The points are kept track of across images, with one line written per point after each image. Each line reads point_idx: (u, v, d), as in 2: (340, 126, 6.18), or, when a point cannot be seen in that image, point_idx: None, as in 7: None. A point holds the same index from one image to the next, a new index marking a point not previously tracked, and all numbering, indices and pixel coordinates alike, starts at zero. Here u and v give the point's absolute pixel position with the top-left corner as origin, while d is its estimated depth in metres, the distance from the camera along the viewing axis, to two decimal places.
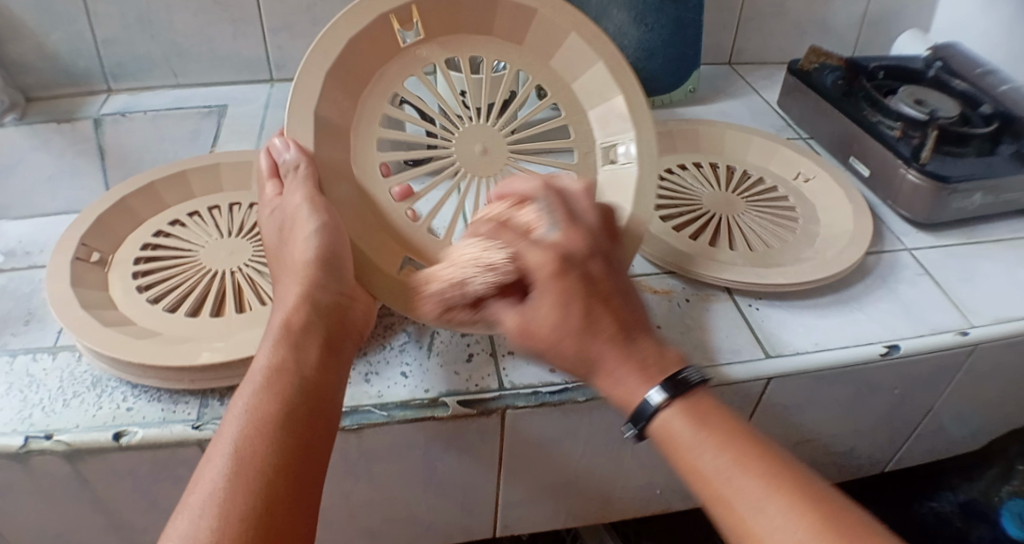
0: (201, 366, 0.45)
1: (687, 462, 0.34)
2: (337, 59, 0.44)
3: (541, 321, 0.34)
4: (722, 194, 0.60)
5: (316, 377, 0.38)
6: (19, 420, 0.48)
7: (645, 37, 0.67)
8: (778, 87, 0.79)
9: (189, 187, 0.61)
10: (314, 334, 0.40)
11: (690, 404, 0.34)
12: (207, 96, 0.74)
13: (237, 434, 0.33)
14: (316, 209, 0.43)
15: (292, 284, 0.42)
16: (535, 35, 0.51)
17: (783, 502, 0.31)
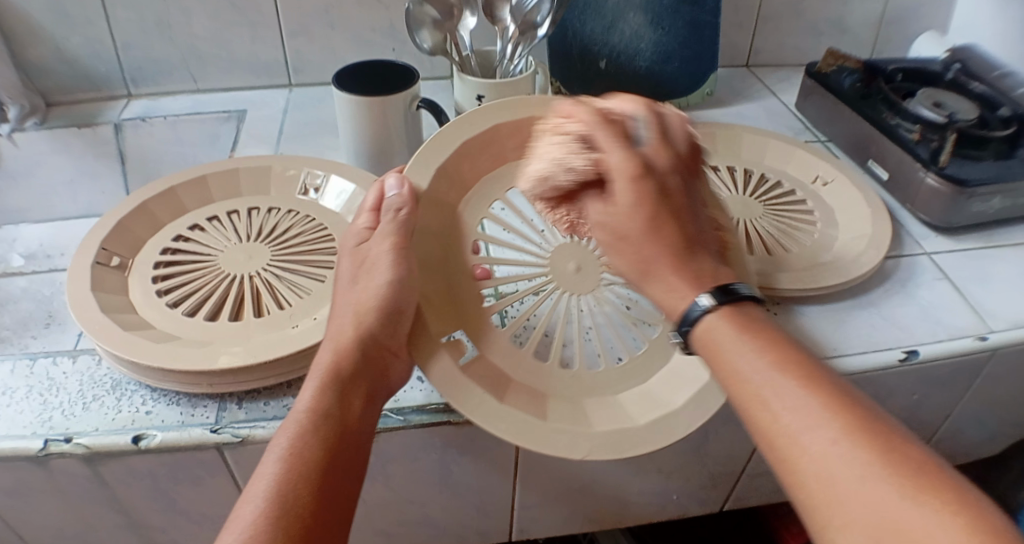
0: (220, 370, 0.46)
1: (722, 367, 0.35)
2: (471, 136, 0.47)
3: (623, 208, 0.37)
4: (740, 198, 0.60)
5: (356, 426, 0.38)
6: (40, 423, 0.48)
7: (662, 40, 0.66)
8: (795, 89, 0.78)
9: (207, 191, 0.61)
10: (360, 384, 0.40)
11: (736, 308, 0.36)
12: (225, 101, 0.75)
13: (275, 478, 0.34)
14: (394, 264, 0.43)
15: (350, 323, 0.42)
16: None
17: (818, 405, 0.31)
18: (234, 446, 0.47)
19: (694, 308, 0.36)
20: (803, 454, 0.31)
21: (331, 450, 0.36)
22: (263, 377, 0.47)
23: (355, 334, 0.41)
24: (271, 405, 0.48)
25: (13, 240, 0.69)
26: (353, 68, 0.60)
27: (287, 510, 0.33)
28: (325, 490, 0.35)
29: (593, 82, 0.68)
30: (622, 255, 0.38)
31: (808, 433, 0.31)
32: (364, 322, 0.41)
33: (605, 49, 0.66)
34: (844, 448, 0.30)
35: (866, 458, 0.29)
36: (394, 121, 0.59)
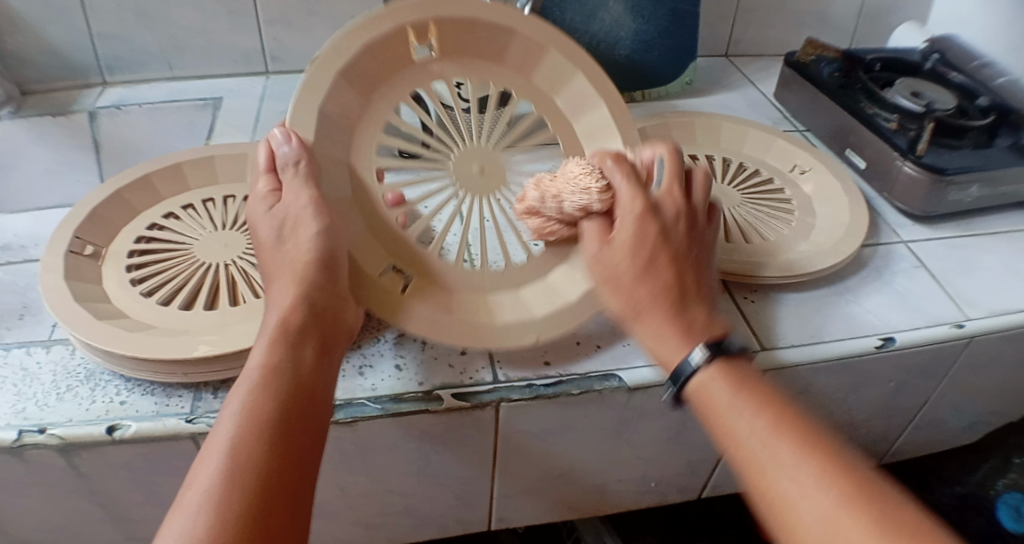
0: (195, 359, 0.45)
1: (723, 433, 0.36)
2: (345, 63, 0.43)
3: (620, 238, 0.41)
4: (718, 187, 0.60)
5: (313, 377, 0.38)
6: (13, 414, 0.48)
7: (641, 28, 0.67)
8: (775, 79, 0.78)
9: (183, 180, 0.60)
10: (311, 336, 0.39)
11: (728, 364, 0.38)
12: (202, 89, 0.74)
13: (236, 432, 0.33)
14: (310, 217, 0.42)
15: (285, 284, 0.41)
16: (542, 66, 0.51)
17: (816, 477, 0.33)
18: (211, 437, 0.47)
19: (683, 368, 0.38)
20: (805, 526, 0.32)
21: (290, 399, 0.35)
22: (238, 367, 0.47)
23: (298, 288, 0.41)
24: None
25: None
26: None
27: (252, 458, 0.32)
28: (290, 437, 0.34)
29: None
30: (619, 290, 0.40)
31: (804, 500, 0.32)
32: (308, 275, 0.41)
33: (585, 37, 0.66)
34: (843, 521, 0.31)
35: (861, 524, 0.31)
36: None
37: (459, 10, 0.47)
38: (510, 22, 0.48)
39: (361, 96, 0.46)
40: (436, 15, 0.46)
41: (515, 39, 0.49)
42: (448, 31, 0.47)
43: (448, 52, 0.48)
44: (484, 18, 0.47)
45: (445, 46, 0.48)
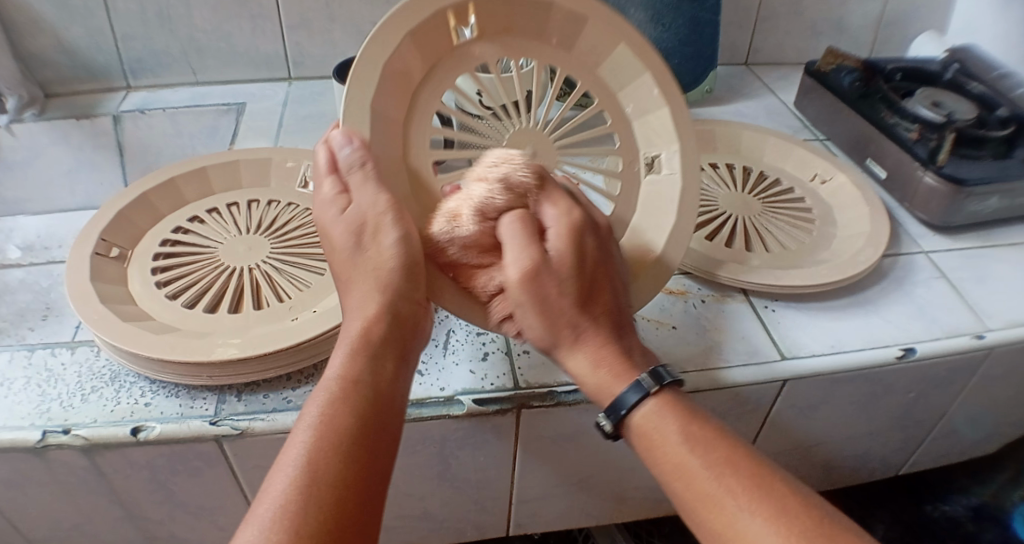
0: (220, 361, 0.45)
1: (663, 467, 0.37)
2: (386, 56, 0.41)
3: (559, 262, 0.39)
4: (739, 195, 0.60)
5: (391, 391, 0.36)
6: (38, 414, 0.49)
7: (664, 36, 0.66)
8: (795, 88, 0.78)
9: (207, 185, 0.61)
10: (390, 349, 0.38)
11: (664, 396, 0.39)
12: (223, 94, 0.74)
13: (310, 446, 0.32)
14: (386, 229, 0.39)
15: (364, 289, 0.39)
16: (584, 41, 0.48)
17: (760, 516, 0.33)
18: (234, 439, 0.47)
19: (625, 402, 0.38)
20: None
21: (366, 414, 0.34)
22: (261, 370, 0.47)
23: (379, 302, 0.38)
24: (271, 397, 0.48)
25: (9, 231, 0.69)
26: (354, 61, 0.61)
27: (325, 476, 0.31)
28: (365, 455, 0.33)
29: None
30: (548, 316, 0.39)
31: (753, 532, 0.33)
32: (393, 286, 0.39)
33: None
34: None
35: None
36: None
37: None
38: None
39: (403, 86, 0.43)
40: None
41: (557, 14, 0.46)
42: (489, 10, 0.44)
43: (492, 35, 0.46)
44: None
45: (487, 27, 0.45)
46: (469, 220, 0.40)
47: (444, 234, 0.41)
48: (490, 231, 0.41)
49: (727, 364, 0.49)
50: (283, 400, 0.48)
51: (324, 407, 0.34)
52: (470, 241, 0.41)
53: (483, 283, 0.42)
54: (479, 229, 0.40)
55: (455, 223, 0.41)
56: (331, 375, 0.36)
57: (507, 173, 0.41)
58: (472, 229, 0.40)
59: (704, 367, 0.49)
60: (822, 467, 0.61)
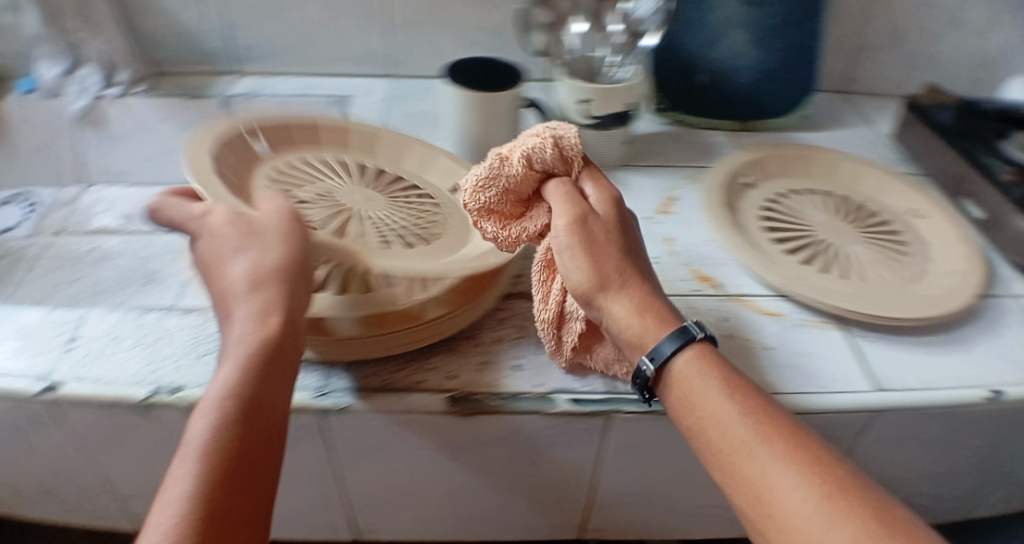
0: (358, 337, 0.47)
1: (694, 420, 0.38)
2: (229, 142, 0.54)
3: (603, 215, 0.44)
4: (837, 223, 0.60)
5: (275, 403, 0.37)
6: (146, 373, 0.51)
7: (764, 60, 0.64)
8: (891, 121, 0.78)
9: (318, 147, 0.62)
10: (278, 362, 0.38)
11: (700, 348, 0.40)
12: (330, 86, 0.77)
13: (193, 469, 0.33)
14: (252, 251, 0.41)
15: (243, 305, 0.40)
16: (397, 151, 0.64)
17: (794, 470, 0.34)
18: (331, 415, 0.49)
19: (662, 349, 0.40)
20: (784, 515, 0.33)
21: (247, 436, 0.35)
22: (368, 350, 0.48)
23: (257, 324, 0.39)
24: (373, 377, 0.50)
25: (99, 201, 0.75)
26: (462, 63, 0.60)
27: (202, 507, 0.31)
28: (241, 482, 0.33)
29: (692, 95, 0.66)
30: (596, 259, 0.42)
31: (789, 491, 0.33)
32: (266, 304, 0.40)
33: (705, 66, 0.65)
34: (816, 520, 0.32)
35: (836, 527, 0.31)
36: (496, 115, 0.59)
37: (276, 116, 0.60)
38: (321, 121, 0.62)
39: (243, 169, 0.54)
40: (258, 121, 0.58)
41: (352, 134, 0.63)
42: (273, 132, 0.59)
43: (276, 146, 0.59)
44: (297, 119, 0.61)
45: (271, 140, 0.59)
46: (517, 162, 0.44)
47: (484, 183, 0.45)
48: (532, 182, 0.45)
49: (819, 389, 0.48)
50: (384, 381, 0.49)
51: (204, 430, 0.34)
52: (512, 184, 0.45)
53: (519, 232, 0.47)
54: (521, 180, 0.45)
55: (501, 167, 0.45)
56: (214, 397, 0.36)
57: (559, 135, 0.45)
58: (519, 172, 0.44)
59: (796, 390, 0.48)
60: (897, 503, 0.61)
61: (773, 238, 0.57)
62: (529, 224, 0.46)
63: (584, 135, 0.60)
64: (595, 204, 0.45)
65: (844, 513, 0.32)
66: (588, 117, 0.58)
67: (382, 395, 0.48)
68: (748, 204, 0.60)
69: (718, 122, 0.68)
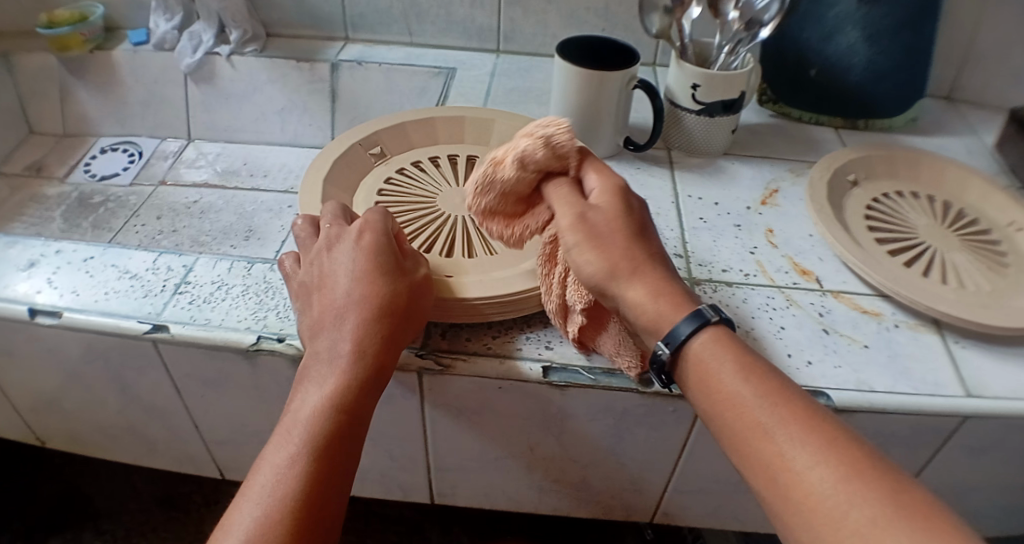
0: (474, 301, 0.48)
1: (713, 401, 0.38)
2: (339, 157, 0.58)
3: (602, 208, 0.43)
4: (940, 229, 0.59)
5: (365, 413, 0.41)
6: (254, 320, 0.53)
7: (877, 58, 0.63)
8: (997, 132, 0.76)
9: (433, 135, 0.64)
10: (376, 376, 0.42)
11: (717, 332, 0.40)
12: (437, 57, 0.75)
13: (288, 466, 0.38)
14: (366, 276, 0.44)
15: (351, 317, 0.43)
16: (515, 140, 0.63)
17: (811, 449, 0.34)
18: (429, 376, 0.50)
19: (678, 332, 0.40)
20: (802, 494, 0.33)
21: (336, 442, 0.39)
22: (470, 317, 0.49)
23: (358, 342, 0.42)
24: (473, 342, 0.50)
25: (201, 156, 0.80)
26: (578, 42, 0.62)
27: (292, 504, 0.37)
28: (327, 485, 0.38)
29: (799, 87, 0.66)
30: (602, 248, 0.42)
31: (807, 471, 0.33)
32: (365, 327, 0.43)
33: (815, 59, 0.64)
34: (834, 498, 0.32)
35: (853, 504, 0.31)
36: (606, 99, 0.60)
37: (393, 119, 0.63)
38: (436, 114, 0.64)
39: (354, 175, 0.59)
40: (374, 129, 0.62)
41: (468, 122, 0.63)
42: (390, 135, 0.62)
43: (395, 147, 0.62)
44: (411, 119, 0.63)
45: (390, 145, 0.62)
46: (512, 166, 0.44)
47: (483, 185, 0.46)
48: (529, 181, 0.45)
49: (915, 392, 0.47)
50: (484, 346, 0.50)
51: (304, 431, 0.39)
52: (508, 186, 0.45)
53: (524, 230, 0.47)
54: (519, 181, 0.45)
55: (496, 176, 0.45)
56: (314, 402, 0.40)
57: (552, 133, 0.44)
58: (513, 175, 0.45)
59: (892, 391, 0.47)
60: (974, 520, 0.60)
61: (875, 238, 0.57)
62: (531, 221, 0.46)
63: (688, 119, 0.62)
64: (594, 200, 0.44)
65: (861, 490, 0.32)
66: (693, 102, 0.60)
67: (483, 359, 0.49)
68: (850, 201, 0.60)
69: (823, 117, 0.67)
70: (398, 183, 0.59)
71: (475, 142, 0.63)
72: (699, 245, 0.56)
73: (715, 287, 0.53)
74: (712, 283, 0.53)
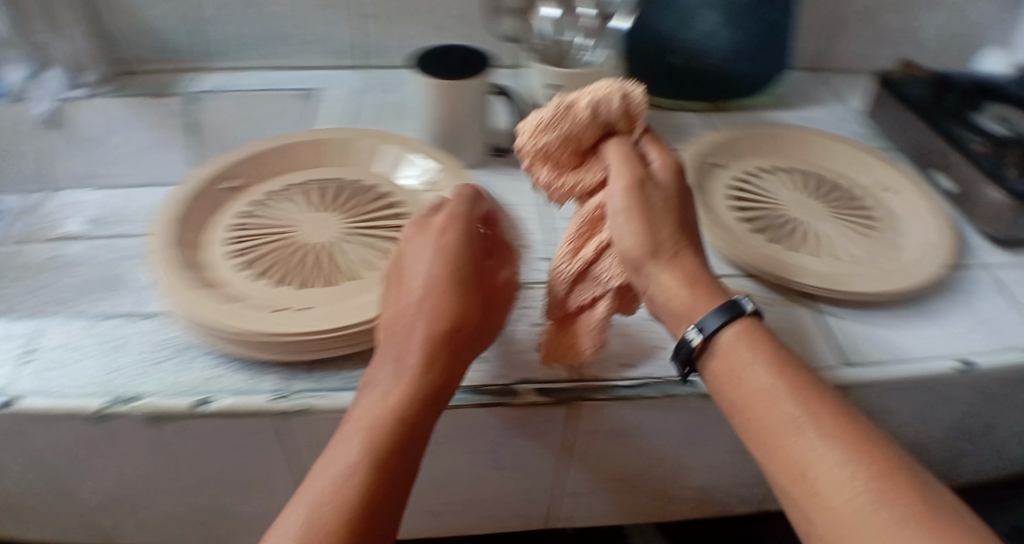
0: (326, 333, 0.47)
1: (740, 397, 0.38)
2: (187, 195, 0.55)
3: (664, 184, 0.44)
4: (807, 200, 0.59)
5: (416, 444, 0.37)
6: (99, 383, 0.50)
7: (737, 38, 0.63)
8: (862, 95, 0.78)
9: (290, 160, 0.61)
10: (427, 400, 0.38)
11: (746, 323, 0.40)
12: (296, 79, 0.75)
13: (325, 502, 0.33)
14: (442, 276, 0.41)
15: (411, 332, 0.40)
16: (374, 155, 0.61)
17: (842, 450, 0.34)
18: (291, 416, 0.48)
19: (706, 325, 0.40)
20: (826, 496, 0.33)
21: (383, 478, 0.35)
22: (335, 347, 0.48)
23: (422, 364, 0.38)
24: (333, 376, 0.49)
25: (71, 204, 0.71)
26: (430, 53, 0.59)
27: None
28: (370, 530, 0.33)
29: (661, 75, 0.64)
30: (656, 220, 0.43)
31: (829, 473, 0.34)
32: (431, 342, 0.39)
33: (677, 46, 0.63)
34: (864, 499, 0.32)
35: (882, 505, 0.32)
36: (463, 107, 0.58)
37: (245, 148, 0.60)
38: (291, 138, 0.61)
39: (209, 210, 0.56)
40: (227, 161, 0.58)
41: (324, 143, 0.61)
42: (246, 165, 0.59)
43: (250, 178, 0.59)
44: (265, 147, 0.60)
45: (245, 176, 0.59)
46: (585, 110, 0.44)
47: (548, 123, 0.44)
48: (592, 136, 0.45)
49: None
50: (347, 380, 0.49)
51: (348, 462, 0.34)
52: (574, 132, 0.45)
53: (573, 181, 0.46)
54: (586, 130, 0.45)
55: (563, 115, 0.45)
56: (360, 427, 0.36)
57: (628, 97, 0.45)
58: (584, 120, 0.44)
59: None
60: None
61: (744, 219, 0.56)
62: (585, 176, 0.46)
63: None
64: (655, 172, 0.45)
65: (886, 495, 0.32)
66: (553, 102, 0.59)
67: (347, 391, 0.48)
68: (719, 182, 0.60)
69: (686, 103, 0.66)
70: (253, 216, 0.56)
71: (339, 165, 0.61)
72: None
73: None
74: None
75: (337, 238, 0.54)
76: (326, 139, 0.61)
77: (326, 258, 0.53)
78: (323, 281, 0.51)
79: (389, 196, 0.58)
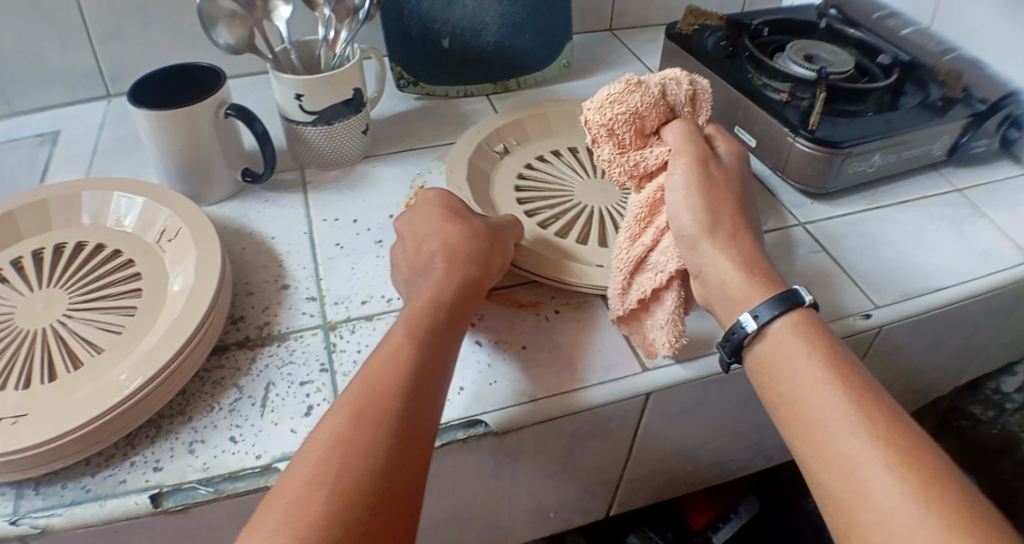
0: (36, 448, 0.37)
1: (791, 393, 0.36)
2: None
3: (727, 171, 0.43)
4: (597, 182, 0.57)
5: (437, 374, 0.37)
6: None
7: (508, 11, 0.67)
8: (660, 52, 0.78)
9: (14, 229, 0.52)
10: (443, 332, 0.39)
11: (800, 315, 0.38)
12: (40, 122, 0.68)
13: (343, 424, 0.32)
14: (447, 227, 0.46)
15: (428, 278, 0.42)
16: (109, 208, 0.54)
17: (893, 459, 0.31)
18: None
19: (760, 315, 0.38)
20: (875, 515, 0.30)
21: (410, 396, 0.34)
22: (67, 454, 0.39)
23: (436, 299, 0.40)
24: (71, 487, 0.39)
25: None
26: (151, 78, 0.53)
27: (353, 472, 0.30)
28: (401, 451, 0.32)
29: (438, 62, 0.67)
30: (712, 200, 0.41)
31: (879, 491, 0.30)
32: (443, 278, 0.42)
33: (447, 26, 0.66)
34: (916, 515, 0.29)
35: (935, 520, 0.29)
36: (204, 135, 0.52)
37: None
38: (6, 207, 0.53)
39: None
40: None
41: (52, 205, 0.54)
42: None
43: None
44: None
45: None
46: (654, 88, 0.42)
47: (618, 97, 0.41)
48: (658, 119, 0.43)
49: (583, 384, 0.44)
50: (83, 489, 0.39)
51: (368, 381, 0.35)
52: (642, 111, 0.41)
53: (640, 159, 0.42)
54: (652, 108, 0.42)
55: (633, 94, 0.41)
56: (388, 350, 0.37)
57: (696, 84, 0.44)
58: (655, 97, 0.42)
59: (557, 391, 0.44)
60: (710, 464, 0.57)
61: (529, 213, 0.54)
62: (651, 156, 0.42)
63: (307, 133, 0.57)
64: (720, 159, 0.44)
65: (932, 511, 0.29)
66: (305, 113, 0.55)
67: (89, 501, 0.39)
68: (502, 172, 0.58)
69: (470, 86, 0.69)
70: None
71: (65, 227, 0.54)
72: (335, 278, 0.52)
73: (353, 325, 0.48)
74: (349, 322, 0.49)
75: (58, 318, 0.47)
76: (44, 199, 0.54)
77: (51, 343, 0.45)
78: (41, 372, 0.43)
79: (121, 253, 0.52)
